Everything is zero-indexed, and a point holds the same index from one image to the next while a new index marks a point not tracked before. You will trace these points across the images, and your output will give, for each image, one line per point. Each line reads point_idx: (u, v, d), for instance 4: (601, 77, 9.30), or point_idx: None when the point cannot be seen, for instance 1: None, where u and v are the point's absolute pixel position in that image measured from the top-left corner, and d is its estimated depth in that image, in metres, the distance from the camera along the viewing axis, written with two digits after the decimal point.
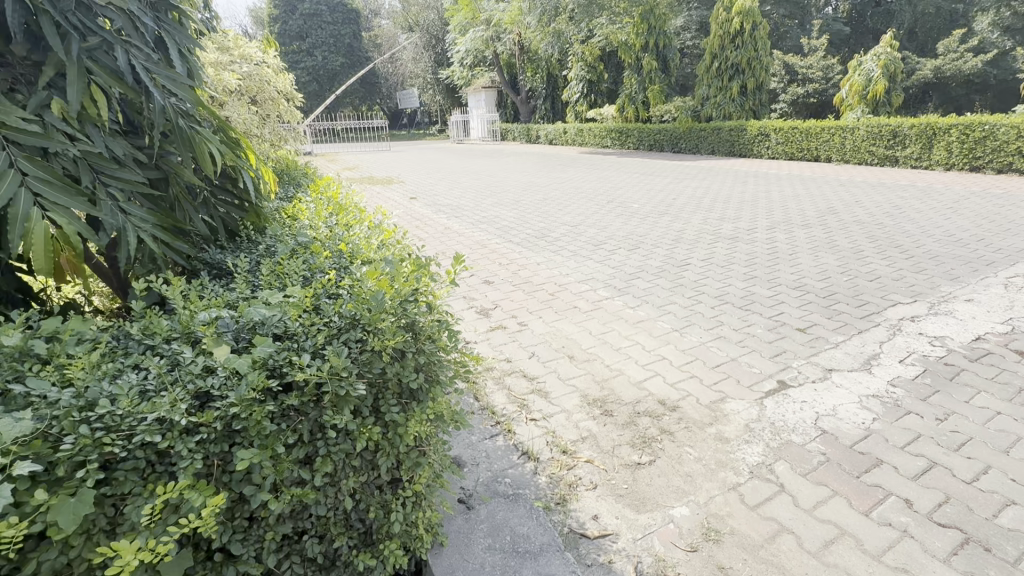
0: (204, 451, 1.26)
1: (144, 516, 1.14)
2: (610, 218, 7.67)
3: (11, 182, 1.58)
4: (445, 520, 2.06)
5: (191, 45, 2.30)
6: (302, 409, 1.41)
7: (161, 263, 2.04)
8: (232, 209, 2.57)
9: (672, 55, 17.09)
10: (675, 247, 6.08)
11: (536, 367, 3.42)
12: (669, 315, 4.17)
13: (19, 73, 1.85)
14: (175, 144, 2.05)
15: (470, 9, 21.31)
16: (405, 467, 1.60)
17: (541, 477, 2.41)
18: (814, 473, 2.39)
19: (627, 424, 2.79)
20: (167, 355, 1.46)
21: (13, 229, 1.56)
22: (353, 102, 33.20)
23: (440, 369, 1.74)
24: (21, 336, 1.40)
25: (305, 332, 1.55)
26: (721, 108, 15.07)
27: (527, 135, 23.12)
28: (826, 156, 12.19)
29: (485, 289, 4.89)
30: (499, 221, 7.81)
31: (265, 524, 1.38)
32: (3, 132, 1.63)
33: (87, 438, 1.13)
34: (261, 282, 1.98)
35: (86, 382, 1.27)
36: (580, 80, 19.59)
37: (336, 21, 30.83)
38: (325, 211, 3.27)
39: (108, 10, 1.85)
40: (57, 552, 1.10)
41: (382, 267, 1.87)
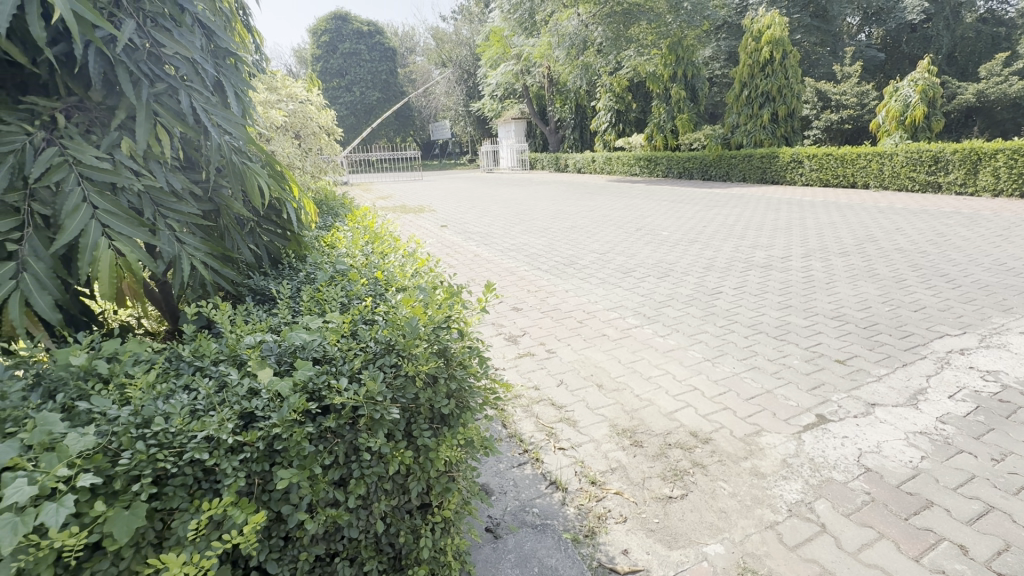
0: (247, 469, 1.31)
1: (189, 531, 1.20)
2: (639, 246, 7.65)
3: (82, 218, 1.74)
4: (472, 549, 2.07)
5: (245, 88, 2.49)
6: (338, 431, 1.46)
7: (211, 289, 2.17)
8: (275, 237, 2.70)
9: (701, 84, 17.29)
10: (706, 274, 6.00)
11: (564, 396, 3.40)
12: (701, 344, 4.10)
13: (94, 117, 2.03)
14: (228, 177, 2.21)
15: (501, 44, 22.02)
16: (434, 492, 1.63)
17: (570, 508, 2.37)
18: (857, 514, 2.28)
19: (657, 456, 2.74)
20: (214, 376, 1.55)
21: (83, 256, 1.72)
22: (388, 135, 34.57)
23: (471, 396, 1.75)
24: (87, 357, 1.52)
25: (343, 356, 1.62)
26: (752, 135, 14.98)
27: (556, 163, 23.45)
28: (864, 182, 11.88)
29: (514, 316, 4.93)
30: (528, 248, 7.89)
31: (300, 544, 1.41)
32: (79, 169, 1.80)
33: (143, 454, 1.21)
34: (301, 308, 2.08)
35: (142, 401, 1.35)
36: (608, 111, 20.11)
37: (374, 59, 32.42)
38: (361, 239, 3.41)
39: (174, 59, 2.03)
40: (108, 564, 1.16)
41: (416, 295, 1.94)
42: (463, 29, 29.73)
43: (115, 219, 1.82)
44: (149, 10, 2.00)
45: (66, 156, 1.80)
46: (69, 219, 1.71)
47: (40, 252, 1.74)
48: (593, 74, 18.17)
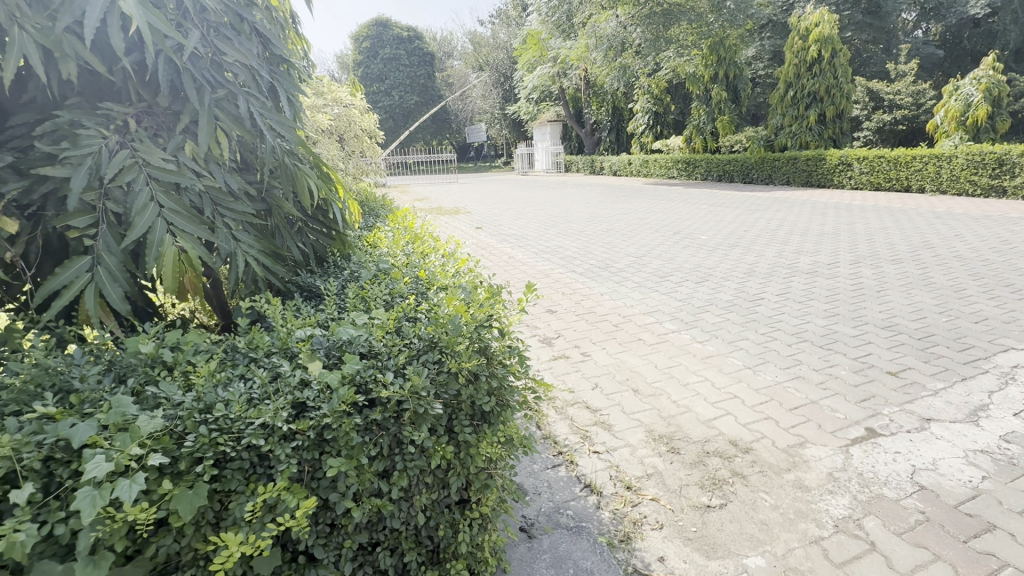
0: (299, 456, 1.37)
1: (246, 512, 1.27)
2: (677, 250, 7.50)
3: (150, 216, 1.85)
4: (507, 548, 2.09)
5: (296, 92, 2.60)
6: (383, 424, 1.50)
7: (262, 285, 2.27)
8: (321, 236, 2.79)
9: (744, 85, 16.82)
10: (747, 280, 5.84)
11: (599, 399, 3.37)
12: (741, 352, 3.99)
13: (161, 121, 2.16)
14: (281, 178, 2.31)
15: (538, 47, 22.02)
16: (473, 488, 1.66)
17: (604, 512, 2.36)
18: (911, 533, 2.17)
19: (695, 464, 2.68)
20: (268, 366, 1.62)
21: (151, 252, 1.83)
22: (425, 138, 35.18)
23: (511, 394, 1.76)
24: (154, 345, 1.63)
25: (388, 351, 1.67)
26: (797, 137, 14.47)
27: (591, 166, 23.31)
28: (919, 186, 11.28)
29: (548, 318, 4.93)
30: (562, 251, 7.86)
31: (345, 532, 1.46)
32: (149, 170, 1.93)
33: (205, 437, 1.28)
34: (347, 304, 2.15)
35: (204, 388, 1.44)
36: (646, 113, 19.83)
37: (412, 64, 33.05)
38: (402, 239, 3.49)
39: (234, 66, 2.14)
40: (172, 539, 1.25)
41: (459, 294, 1.98)
42: (500, 33, 29.97)
43: (179, 217, 1.93)
44: (213, 20, 2.11)
45: (137, 158, 1.93)
46: (139, 217, 1.83)
47: (112, 247, 1.87)
48: (631, 76, 17.93)
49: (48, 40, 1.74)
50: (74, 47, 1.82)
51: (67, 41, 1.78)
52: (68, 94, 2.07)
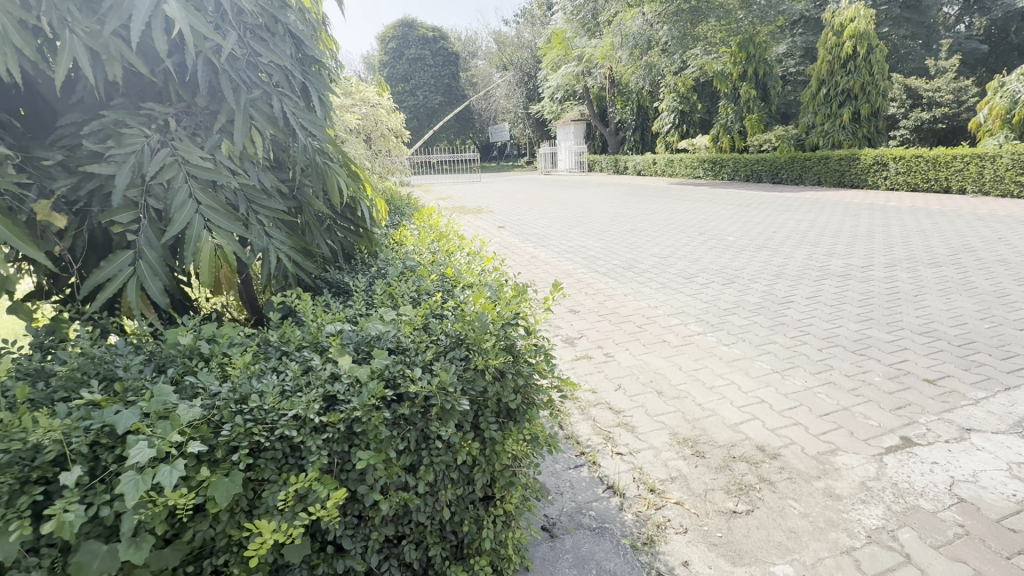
0: (329, 448, 1.40)
1: (278, 501, 1.30)
2: (702, 251, 7.38)
3: (188, 212, 1.91)
4: (530, 546, 2.09)
5: (327, 92, 2.65)
6: (410, 419, 1.53)
7: (293, 280, 2.33)
8: (349, 234, 2.84)
9: (774, 82, 16.41)
10: (776, 282, 5.70)
11: (623, 401, 3.34)
12: (769, 355, 3.90)
13: (199, 121, 2.22)
14: (312, 177, 2.36)
15: (562, 46, 21.92)
16: (498, 485, 1.67)
17: (627, 514, 2.34)
18: (949, 547, 2.09)
19: (721, 468, 2.64)
20: (300, 360, 1.67)
21: (188, 247, 1.89)
22: (449, 137, 35.40)
23: (537, 392, 1.76)
24: (192, 337, 1.69)
25: (416, 347, 1.69)
26: (830, 136, 14.05)
27: (614, 165, 23.11)
28: (960, 187, 10.83)
29: (571, 318, 4.91)
30: (585, 251, 7.81)
31: (372, 524, 1.49)
32: (187, 168, 1.99)
33: (241, 427, 1.32)
34: (375, 301, 2.19)
35: (239, 379, 1.49)
36: (671, 111, 19.54)
37: (437, 64, 33.30)
38: (427, 237, 3.53)
39: (269, 66, 2.19)
40: (207, 525, 1.30)
41: (486, 292, 1.98)
42: (525, 32, 29.98)
43: (215, 213, 1.99)
44: (249, 22, 2.16)
45: (176, 156, 1.99)
46: (177, 213, 1.90)
47: (152, 242, 1.93)
48: (657, 75, 17.70)
49: (96, 43, 1.82)
50: (120, 50, 1.89)
51: (114, 43, 1.85)
52: (113, 95, 2.16)
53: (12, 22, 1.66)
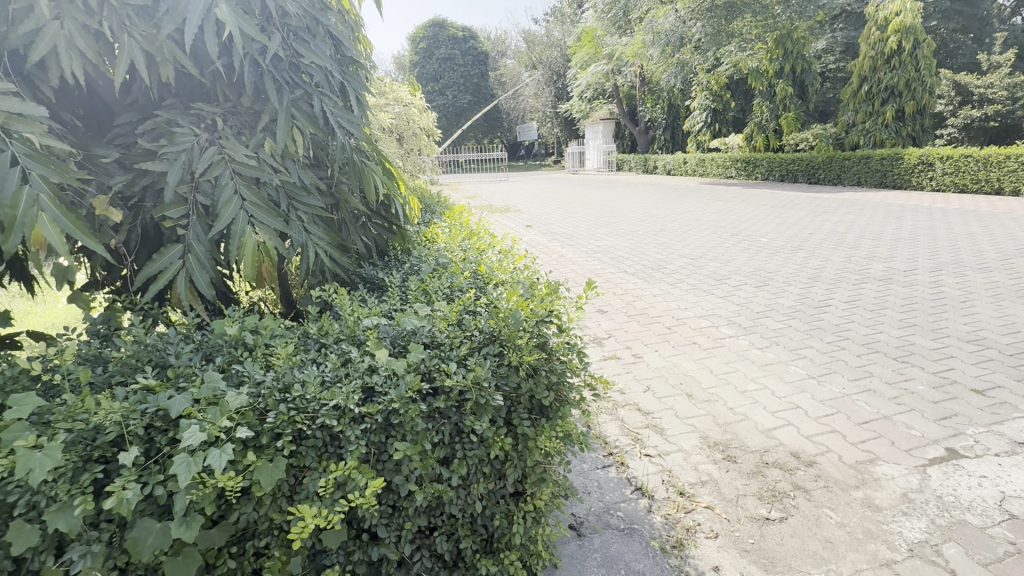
0: (367, 438, 1.44)
1: (319, 487, 1.35)
2: (735, 252, 7.22)
3: (233, 208, 1.98)
4: (557, 544, 2.10)
5: (364, 92, 2.70)
6: (445, 412, 1.56)
7: (330, 276, 2.39)
8: (383, 230, 2.89)
9: (812, 79, 15.90)
10: (812, 285, 5.53)
11: (652, 402, 3.30)
12: (804, 360, 3.79)
13: (244, 121, 2.29)
14: (349, 175, 2.42)
15: (593, 44, 21.76)
16: (529, 481, 1.68)
17: (656, 516, 2.31)
18: (998, 564, 2.00)
19: (753, 474, 2.58)
20: (338, 352, 1.72)
21: (234, 242, 1.95)
22: (477, 137, 35.58)
23: (570, 390, 1.75)
24: (237, 328, 1.76)
25: (450, 342, 1.72)
26: (871, 135, 13.53)
27: (644, 165, 22.81)
28: (1013, 188, 10.27)
29: (599, 318, 4.88)
30: (614, 251, 7.75)
31: (406, 514, 1.52)
32: (233, 166, 2.05)
33: (285, 415, 1.37)
34: (409, 296, 2.23)
35: (282, 369, 1.54)
36: (703, 110, 19.15)
37: (467, 63, 33.52)
38: (458, 235, 3.57)
39: (310, 67, 2.25)
40: (251, 508, 1.35)
41: (519, 289, 2.00)
42: (555, 31, 29.92)
43: (258, 209, 2.05)
44: (293, 25, 2.23)
45: (223, 154, 2.06)
46: (224, 209, 1.97)
47: (200, 236, 2.01)
48: (689, 73, 17.40)
49: (152, 46, 1.91)
50: (173, 53, 1.98)
51: (168, 47, 1.93)
52: (165, 95, 2.26)
53: (77, 27, 1.77)
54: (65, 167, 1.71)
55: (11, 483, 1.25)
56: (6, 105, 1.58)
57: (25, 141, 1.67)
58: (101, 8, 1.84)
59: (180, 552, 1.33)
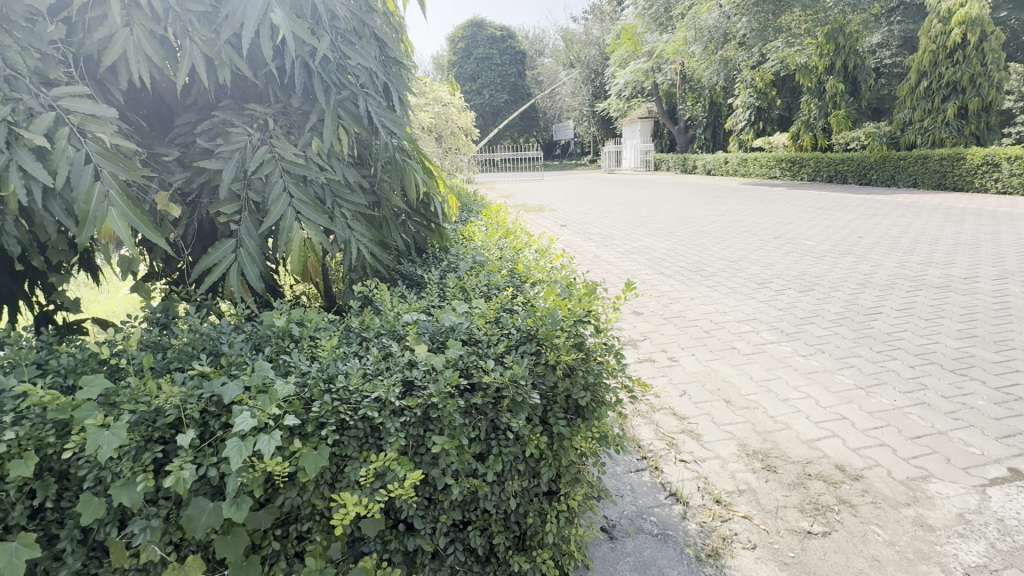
0: (406, 431, 1.48)
1: (360, 477, 1.40)
2: (778, 255, 6.97)
3: (282, 204, 2.06)
4: (590, 545, 2.10)
5: (406, 92, 2.75)
6: (482, 409, 1.58)
7: (371, 271, 2.44)
8: (422, 229, 2.93)
9: (865, 76, 15.16)
10: (861, 292, 5.27)
11: (688, 407, 3.23)
12: (852, 369, 3.63)
13: (293, 121, 2.36)
14: (391, 173, 2.47)
15: (632, 42, 21.42)
16: (563, 480, 1.68)
17: (691, 523, 2.27)
18: None
19: (794, 485, 2.49)
20: (380, 346, 1.77)
21: (283, 237, 2.03)
22: (513, 136, 35.67)
23: (606, 391, 1.74)
24: (285, 320, 1.83)
25: (488, 339, 1.74)
26: (929, 134, 12.79)
27: (683, 165, 22.29)
28: None
29: (634, 320, 4.81)
30: (650, 252, 7.61)
31: (441, 507, 1.55)
32: (283, 164, 2.13)
33: (329, 405, 1.42)
34: (447, 293, 2.26)
35: (327, 361, 1.60)
36: (747, 108, 18.54)
37: (505, 63, 33.64)
38: (495, 234, 3.59)
39: (356, 69, 2.31)
40: (296, 493, 1.41)
41: (557, 289, 1.99)
42: (593, 29, 29.67)
43: (306, 206, 2.12)
44: (341, 28, 2.30)
45: (274, 153, 2.14)
46: (274, 206, 2.05)
47: (251, 232, 2.11)
48: (732, 70, 16.89)
49: (210, 50, 2.00)
50: (230, 56, 2.07)
51: (226, 51, 2.03)
52: (221, 97, 2.37)
53: (145, 33, 1.88)
54: (132, 164, 1.82)
55: (81, 458, 1.35)
56: (82, 107, 1.75)
57: (98, 141, 1.79)
58: (166, 15, 1.95)
59: (229, 531, 1.40)
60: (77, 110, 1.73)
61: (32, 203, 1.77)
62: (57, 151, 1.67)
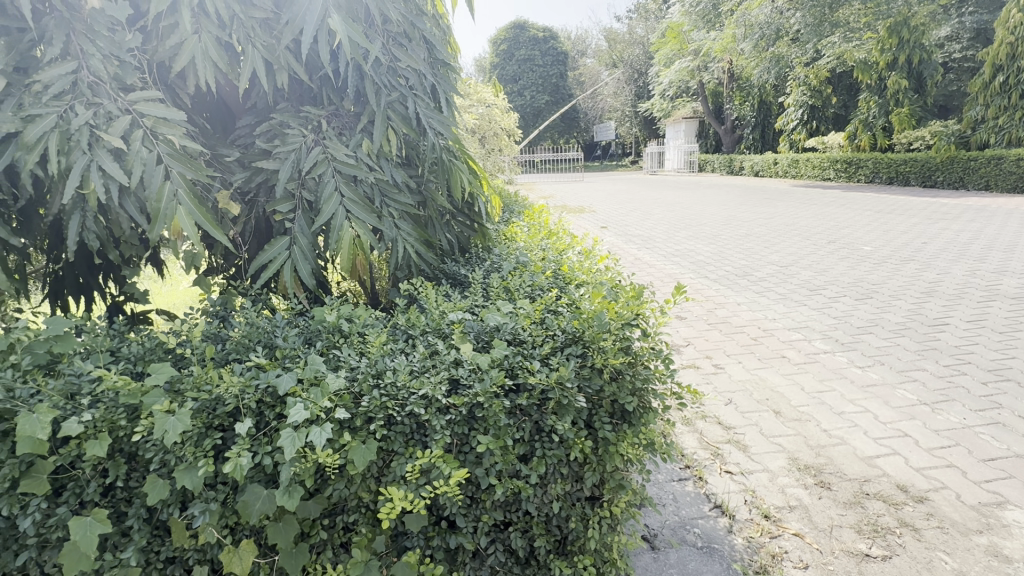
0: (450, 428, 1.49)
1: (406, 472, 1.42)
2: (832, 260, 6.63)
3: (334, 204, 2.12)
4: (631, 554, 2.06)
5: (453, 93, 2.79)
6: (527, 410, 1.57)
7: (416, 270, 2.48)
8: (466, 228, 2.95)
9: (932, 71, 14.21)
10: (926, 301, 4.93)
11: (734, 416, 3.11)
12: (915, 384, 3.40)
13: (345, 122, 2.43)
14: (438, 173, 2.50)
15: (678, 40, 20.94)
16: (607, 486, 1.65)
17: (737, 538, 2.18)
18: None
19: (851, 504, 2.35)
20: (426, 343, 1.79)
21: (334, 236, 2.09)
22: (553, 137, 35.54)
23: (653, 397, 1.69)
24: (335, 316, 1.89)
25: (532, 340, 1.73)
26: (1004, 132, 11.85)
27: (729, 165, 21.58)
28: None
29: (677, 325, 4.68)
30: (694, 255, 7.41)
31: (483, 507, 1.56)
32: (335, 165, 2.19)
33: (377, 401, 1.45)
34: (492, 293, 2.26)
35: (376, 356, 1.64)
36: (800, 107, 17.70)
37: (546, 64, 33.60)
38: (538, 235, 3.59)
39: (406, 70, 2.36)
40: (344, 484, 1.45)
41: (604, 291, 1.96)
42: (637, 28, 29.20)
43: (355, 206, 2.18)
44: (393, 31, 2.34)
45: (326, 154, 2.20)
46: (325, 205, 2.11)
47: (304, 230, 2.18)
48: (785, 67, 16.23)
49: (271, 56, 2.09)
50: (288, 60, 2.15)
51: (284, 56, 2.11)
52: (279, 100, 2.45)
53: (211, 40, 1.97)
54: (198, 165, 1.92)
55: (148, 441, 1.43)
56: (154, 110, 1.85)
57: (168, 142, 1.89)
58: (231, 22, 2.04)
59: (281, 518, 1.45)
60: (150, 113, 1.84)
61: (109, 200, 1.90)
62: (132, 152, 1.78)
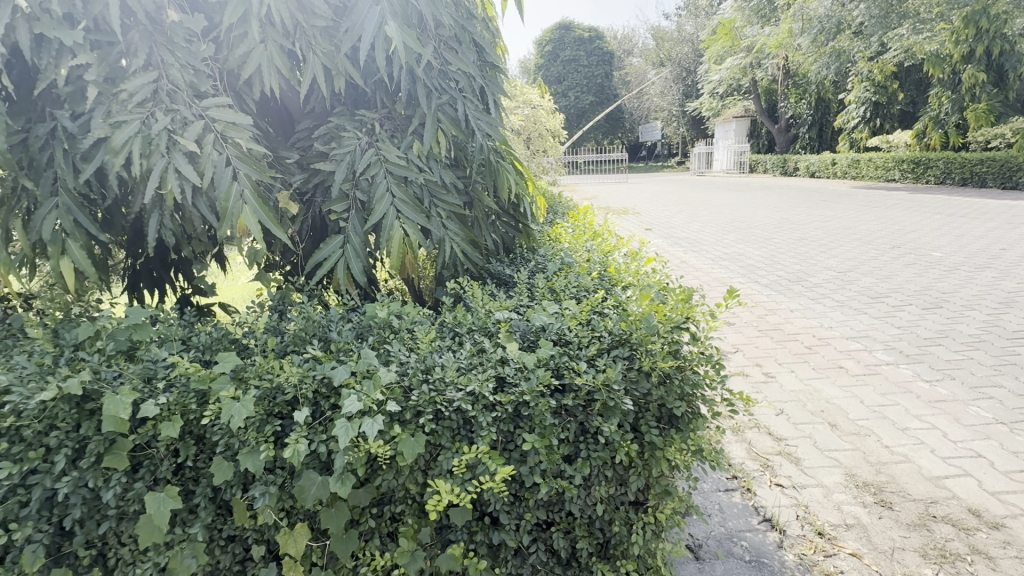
0: (496, 425, 1.51)
1: (453, 466, 1.46)
2: (896, 267, 6.24)
3: (385, 204, 2.19)
4: (675, 563, 2.02)
5: (501, 95, 2.81)
6: (572, 410, 1.57)
7: (463, 269, 2.51)
8: (511, 229, 2.97)
9: (1014, 63, 13.16)
10: (1004, 312, 4.55)
11: (786, 428, 2.98)
12: (991, 401, 3.14)
13: (397, 125, 2.50)
14: (485, 174, 2.54)
15: (730, 37, 20.37)
16: (652, 491, 1.63)
17: (788, 554, 2.09)
18: None
19: (915, 527, 2.21)
20: (473, 341, 1.83)
21: (386, 235, 2.16)
22: (597, 138, 35.18)
23: (703, 404, 1.64)
24: (386, 312, 1.95)
25: (579, 340, 1.73)
26: None
27: (782, 166, 20.65)
28: None
29: (724, 330, 4.53)
30: (744, 259, 7.15)
31: (526, 504, 1.57)
32: (388, 167, 2.26)
33: (426, 395, 1.50)
34: (537, 294, 2.27)
35: (425, 352, 1.68)
36: (862, 104, 16.73)
37: (591, 64, 33.31)
38: (582, 237, 3.57)
39: (456, 74, 2.42)
40: (393, 475, 1.50)
41: (651, 293, 1.93)
42: (687, 26, 28.54)
43: (406, 206, 2.24)
44: (444, 35, 2.39)
45: (379, 156, 2.28)
46: (378, 205, 2.19)
47: (357, 229, 2.26)
48: (846, 62, 15.40)
49: (330, 62, 2.18)
50: (345, 66, 2.24)
51: (342, 61, 2.20)
52: (336, 104, 2.56)
53: (276, 48, 2.09)
54: (262, 166, 2.03)
55: (216, 424, 1.53)
56: (225, 116, 1.97)
57: (236, 145, 2.01)
58: (294, 31, 2.15)
59: (333, 504, 1.51)
60: (220, 118, 1.96)
61: (184, 200, 2.05)
62: (205, 155, 1.91)
